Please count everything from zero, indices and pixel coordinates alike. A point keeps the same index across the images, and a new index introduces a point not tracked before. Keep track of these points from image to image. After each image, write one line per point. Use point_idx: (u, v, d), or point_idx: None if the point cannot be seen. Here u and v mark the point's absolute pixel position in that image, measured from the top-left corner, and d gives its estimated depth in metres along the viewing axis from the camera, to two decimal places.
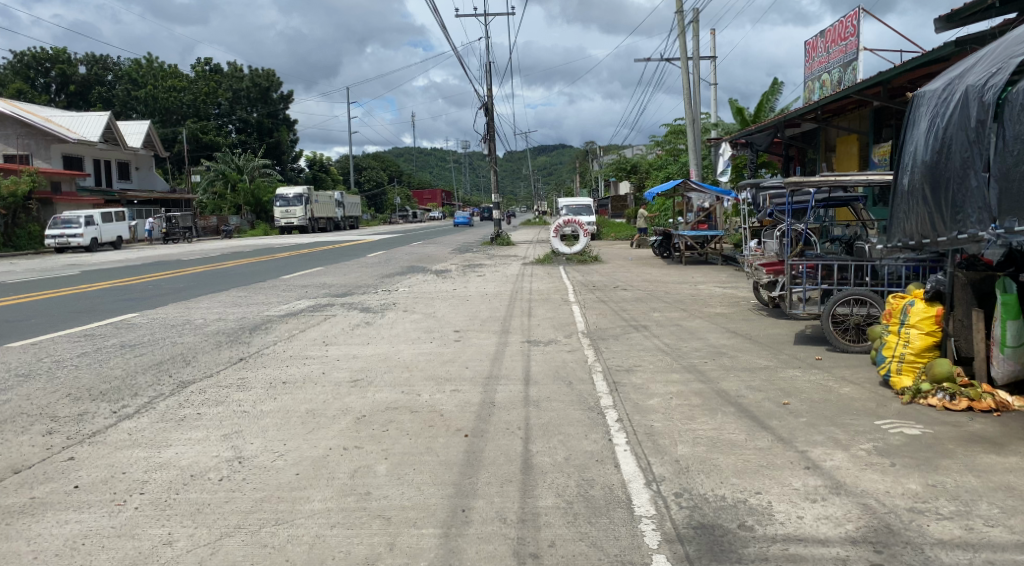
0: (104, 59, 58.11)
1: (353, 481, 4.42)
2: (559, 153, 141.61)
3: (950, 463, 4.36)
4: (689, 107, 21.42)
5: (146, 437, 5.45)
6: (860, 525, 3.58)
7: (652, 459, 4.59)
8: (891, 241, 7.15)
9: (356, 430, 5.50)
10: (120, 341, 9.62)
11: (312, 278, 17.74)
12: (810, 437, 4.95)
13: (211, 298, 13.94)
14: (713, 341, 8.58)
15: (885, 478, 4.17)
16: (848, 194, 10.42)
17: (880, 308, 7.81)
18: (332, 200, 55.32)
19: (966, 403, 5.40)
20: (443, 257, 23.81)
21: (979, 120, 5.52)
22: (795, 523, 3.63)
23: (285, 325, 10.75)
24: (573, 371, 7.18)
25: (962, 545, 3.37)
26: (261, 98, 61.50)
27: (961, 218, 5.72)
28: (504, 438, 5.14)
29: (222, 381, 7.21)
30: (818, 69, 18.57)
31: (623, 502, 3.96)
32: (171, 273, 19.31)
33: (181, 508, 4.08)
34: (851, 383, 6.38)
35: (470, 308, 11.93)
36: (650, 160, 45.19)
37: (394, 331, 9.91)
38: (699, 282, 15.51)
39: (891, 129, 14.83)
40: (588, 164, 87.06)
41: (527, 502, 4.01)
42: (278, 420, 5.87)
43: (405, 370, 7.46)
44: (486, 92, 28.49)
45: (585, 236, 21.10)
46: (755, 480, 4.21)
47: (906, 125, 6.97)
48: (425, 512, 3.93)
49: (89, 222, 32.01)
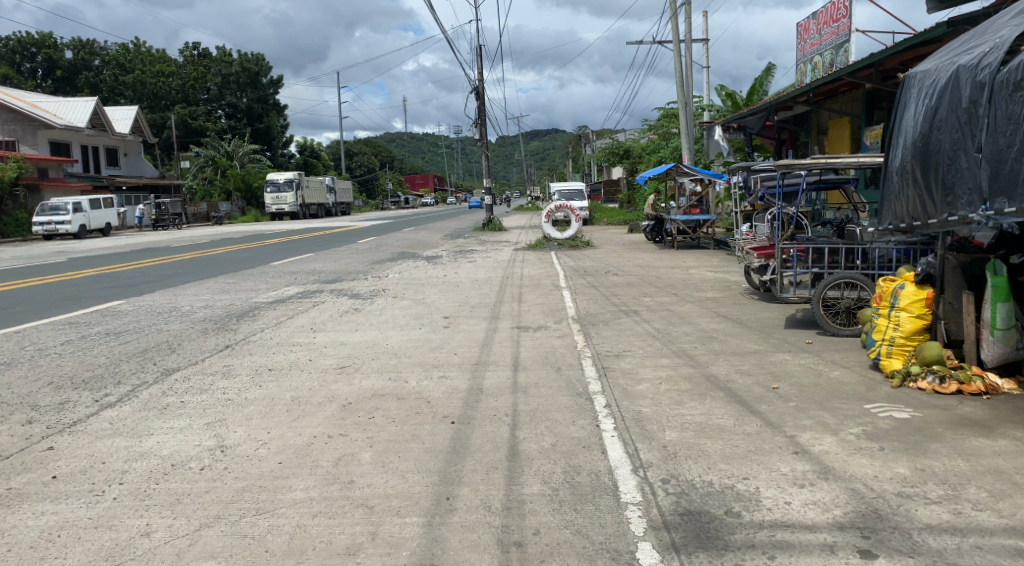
0: (91, 44, 57.32)
1: (337, 470, 4.36)
2: (551, 138, 140.49)
3: (939, 447, 4.33)
4: (681, 90, 21.28)
5: (128, 427, 5.36)
6: (848, 510, 3.53)
7: (639, 445, 4.55)
8: (882, 223, 7.10)
9: (341, 417, 5.43)
10: (105, 328, 9.49)
11: (300, 264, 17.58)
12: (799, 422, 4.91)
13: (199, 285, 13.81)
14: (703, 325, 8.54)
15: (874, 462, 4.14)
16: (839, 176, 10.35)
17: (870, 291, 7.79)
18: (323, 185, 54.99)
19: (955, 386, 5.38)
20: (435, 243, 23.67)
21: (972, 100, 5.46)
22: (783, 509, 3.58)
23: (273, 311, 10.65)
24: (562, 356, 7.14)
25: (951, 529, 3.32)
26: (251, 83, 60.31)
27: (952, 200, 5.69)
28: (491, 425, 5.08)
29: (207, 368, 7.14)
30: (810, 50, 18.47)
31: (609, 488, 3.92)
32: (159, 261, 19.09)
33: (160, 498, 4.01)
34: (840, 366, 6.36)
35: (460, 294, 11.84)
36: (642, 144, 44.75)
37: (383, 318, 9.83)
38: (691, 266, 15.46)
39: (882, 112, 14.80)
40: (580, 147, 86.29)
41: (512, 489, 3.96)
42: (262, 407, 5.80)
43: (394, 357, 7.37)
44: (477, 76, 28.27)
45: (577, 221, 21.01)
46: (744, 465, 4.17)
47: (897, 106, 6.89)
48: (410, 499, 3.88)
49: (77, 209, 31.73)
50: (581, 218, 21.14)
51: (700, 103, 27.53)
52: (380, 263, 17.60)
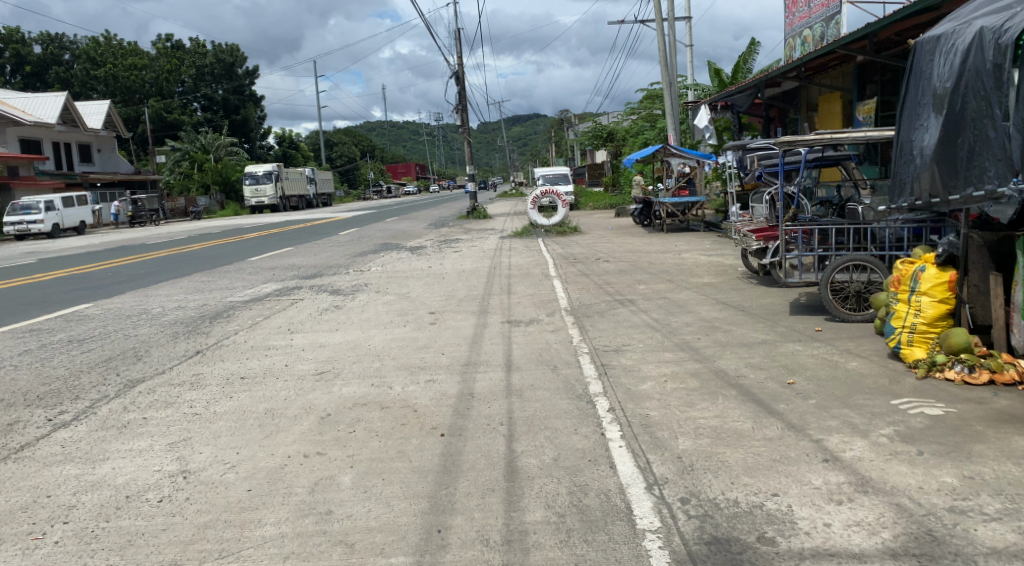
0: (60, 38, 55.86)
1: (312, 497, 3.86)
2: (531, 123, 139.46)
3: (984, 449, 3.89)
4: (666, 70, 20.77)
5: (81, 450, 4.82)
6: (898, 533, 3.08)
7: (651, 457, 4.08)
8: (897, 200, 6.67)
9: (318, 433, 4.92)
10: (68, 336, 8.88)
11: (279, 259, 16.98)
12: (823, 423, 4.46)
13: (172, 284, 13.17)
14: (705, 314, 8.08)
15: (914, 469, 3.70)
16: (839, 153, 9.92)
17: (881, 274, 7.34)
18: (303, 176, 53.88)
19: (987, 376, 4.97)
20: (419, 233, 23.10)
21: (996, 65, 5.07)
22: (823, 533, 3.13)
23: (249, 311, 10.09)
24: (557, 354, 6.66)
25: (1021, 554, 2.88)
26: (226, 74, 59.39)
27: (978, 172, 5.30)
28: (485, 437, 4.60)
29: (174, 379, 6.59)
30: (799, 24, 17.98)
31: (622, 512, 3.46)
32: (135, 258, 18.42)
33: (109, 541, 3.50)
34: (856, 356, 5.93)
35: (446, 287, 11.32)
36: (625, 126, 44.09)
37: (365, 315, 9.28)
38: (683, 250, 14.97)
39: (874, 85, 14.43)
40: (563, 132, 85.39)
41: (512, 517, 3.48)
42: (232, 423, 5.27)
43: (376, 360, 6.86)
44: (456, 61, 27.67)
45: (563, 207, 20.46)
46: (770, 478, 3.72)
47: (908, 77, 6.48)
48: (395, 532, 3.41)
49: (49, 207, 30.79)
50: (568, 204, 20.59)
51: (684, 83, 27.02)
52: (362, 256, 17.01)
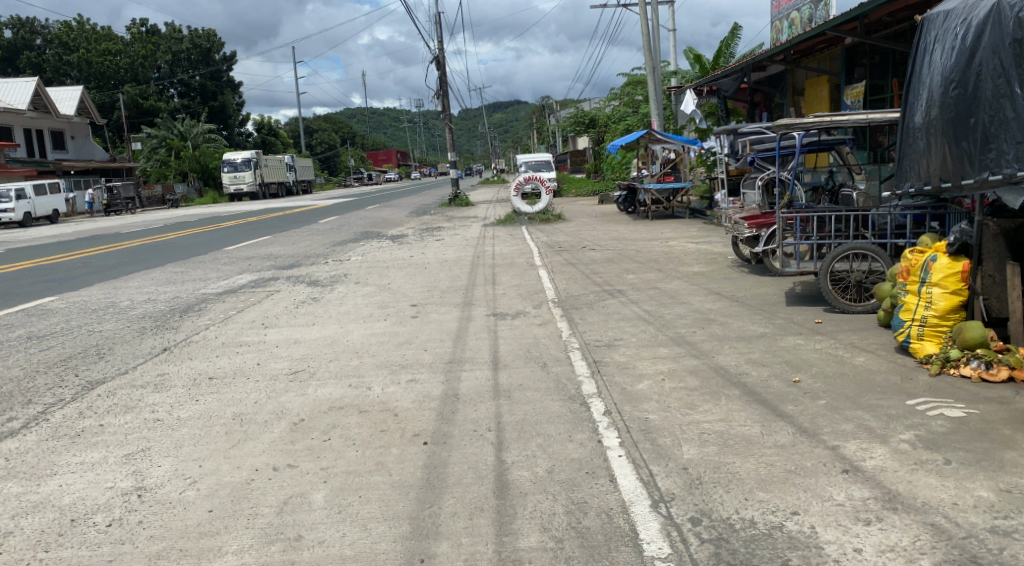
0: (31, 22, 54.42)
1: (280, 520, 3.45)
2: (513, 110, 138.75)
3: (1016, 456, 3.59)
4: (650, 54, 20.37)
5: (27, 464, 4.37)
6: (939, 561, 2.76)
7: (654, 469, 3.72)
8: (901, 185, 6.34)
9: (290, 441, 4.52)
10: (27, 331, 8.37)
11: (256, 248, 16.41)
12: (837, 426, 4.13)
13: (143, 276, 12.63)
14: (699, 305, 7.74)
15: (945, 482, 3.37)
16: (833, 137, 9.56)
17: (883, 263, 7.03)
18: (282, 164, 52.95)
19: (1007, 373, 4.65)
20: (400, 221, 22.52)
21: (1017, 40, 4.71)
22: (855, 562, 2.80)
23: (222, 304, 9.62)
24: (547, 350, 6.28)
25: None
26: (202, 60, 58.15)
27: (994, 155, 4.96)
28: (471, 446, 4.22)
29: (137, 380, 6.13)
30: (787, 7, 17.67)
31: (627, 535, 3.10)
32: (107, 248, 17.73)
33: None
34: (863, 351, 5.61)
35: (428, 278, 10.87)
36: (608, 112, 43.62)
37: (344, 308, 8.85)
38: (671, 238, 14.64)
39: (863, 68, 14.17)
40: (545, 118, 84.62)
41: (504, 543, 3.11)
42: (196, 430, 4.84)
43: (354, 357, 6.44)
44: (437, 45, 27.09)
45: (546, 193, 19.99)
46: (788, 493, 3.37)
47: (913, 55, 6.13)
48: (374, 562, 3.02)
49: (20, 196, 29.87)
50: (552, 191, 20.16)
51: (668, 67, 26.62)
52: (341, 245, 16.51)
